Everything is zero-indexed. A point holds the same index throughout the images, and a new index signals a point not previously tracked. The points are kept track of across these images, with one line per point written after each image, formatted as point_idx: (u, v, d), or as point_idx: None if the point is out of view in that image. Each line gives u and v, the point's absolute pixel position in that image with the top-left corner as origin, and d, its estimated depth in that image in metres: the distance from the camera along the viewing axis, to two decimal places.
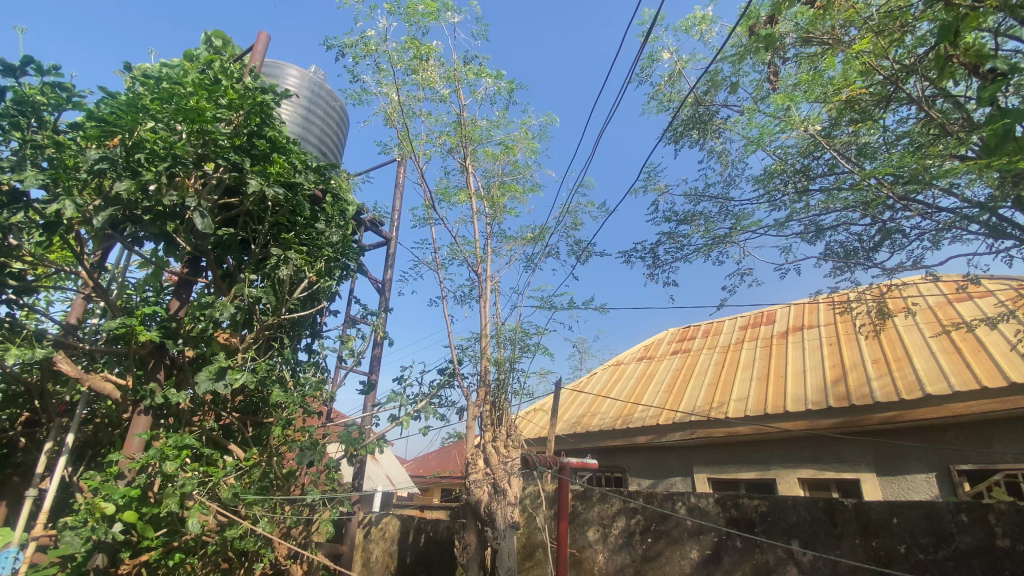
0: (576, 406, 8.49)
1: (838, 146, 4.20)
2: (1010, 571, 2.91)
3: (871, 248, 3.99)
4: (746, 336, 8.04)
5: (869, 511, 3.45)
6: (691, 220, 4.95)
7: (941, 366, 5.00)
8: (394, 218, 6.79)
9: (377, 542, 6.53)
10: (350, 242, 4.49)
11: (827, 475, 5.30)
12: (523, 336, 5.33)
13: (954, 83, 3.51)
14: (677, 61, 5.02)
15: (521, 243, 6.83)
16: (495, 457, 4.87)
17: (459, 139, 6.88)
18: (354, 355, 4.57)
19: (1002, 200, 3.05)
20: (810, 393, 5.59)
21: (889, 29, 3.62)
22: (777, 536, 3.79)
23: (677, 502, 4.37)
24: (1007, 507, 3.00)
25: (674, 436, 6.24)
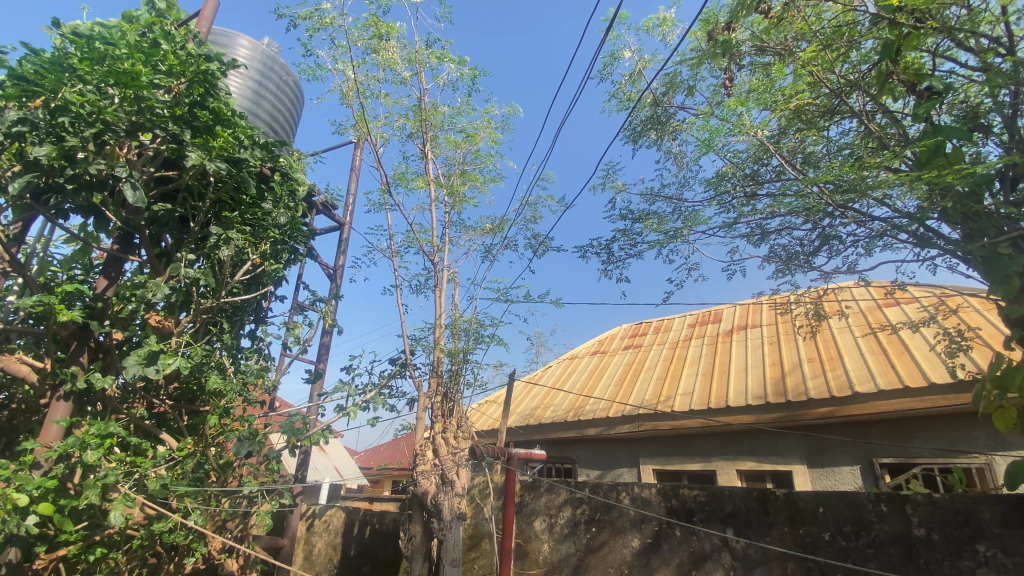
0: (530, 398, 8.57)
1: (785, 152, 4.32)
2: (922, 557, 3.16)
3: (811, 253, 4.14)
4: (694, 333, 8.32)
5: (798, 500, 3.65)
6: (645, 219, 5.02)
7: (870, 366, 5.34)
8: (348, 202, 6.58)
9: (321, 534, 6.39)
10: (299, 224, 4.33)
11: (763, 467, 5.58)
12: (478, 327, 5.31)
13: (891, 100, 3.74)
14: (638, 60, 5.05)
15: (480, 233, 6.78)
16: (445, 448, 4.84)
17: (419, 124, 6.73)
18: (300, 342, 4.45)
19: (929, 212, 3.26)
20: (751, 389, 5.85)
21: (836, 44, 3.84)
22: (713, 524, 3.95)
23: (621, 493, 4.48)
24: (922, 499, 3.24)
25: (624, 429, 6.40)
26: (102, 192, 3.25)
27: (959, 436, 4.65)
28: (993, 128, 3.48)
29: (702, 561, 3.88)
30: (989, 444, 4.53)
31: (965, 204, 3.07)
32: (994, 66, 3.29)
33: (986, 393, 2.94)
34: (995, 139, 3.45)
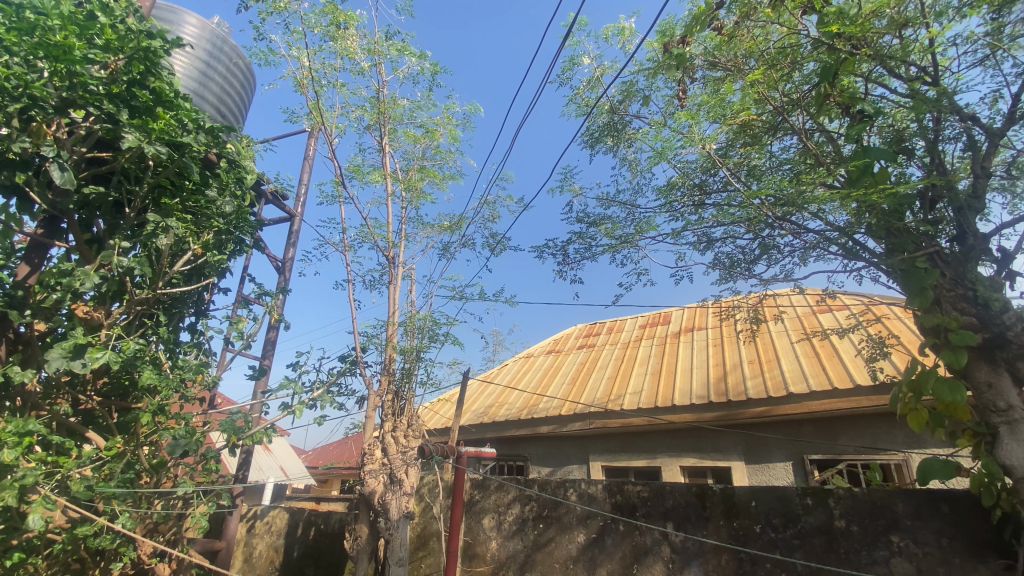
0: (484, 397, 8.58)
1: (731, 165, 4.48)
2: (843, 546, 3.40)
3: (751, 261, 4.35)
4: (645, 334, 8.58)
5: (733, 495, 3.84)
6: (600, 223, 5.11)
7: (803, 368, 5.68)
8: (300, 192, 6.38)
9: (262, 536, 6.16)
10: (245, 214, 4.16)
11: (704, 464, 5.83)
12: (432, 325, 5.28)
13: (828, 120, 3.99)
14: (598, 67, 5.14)
15: (437, 230, 6.73)
16: (394, 447, 4.80)
17: (377, 116, 6.60)
18: (244, 337, 4.32)
19: (856, 227, 3.49)
20: (695, 389, 6.10)
21: (781, 64, 4.07)
22: (655, 519, 4.10)
23: (569, 489, 4.56)
24: (844, 493, 3.48)
25: (575, 427, 6.53)
26: (26, 173, 3.03)
27: (880, 434, 5.02)
28: (916, 151, 3.75)
29: (643, 554, 4.03)
30: (906, 442, 4.91)
31: (888, 221, 3.32)
32: (920, 94, 3.57)
33: (903, 395, 3.19)
34: (917, 163, 3.73)
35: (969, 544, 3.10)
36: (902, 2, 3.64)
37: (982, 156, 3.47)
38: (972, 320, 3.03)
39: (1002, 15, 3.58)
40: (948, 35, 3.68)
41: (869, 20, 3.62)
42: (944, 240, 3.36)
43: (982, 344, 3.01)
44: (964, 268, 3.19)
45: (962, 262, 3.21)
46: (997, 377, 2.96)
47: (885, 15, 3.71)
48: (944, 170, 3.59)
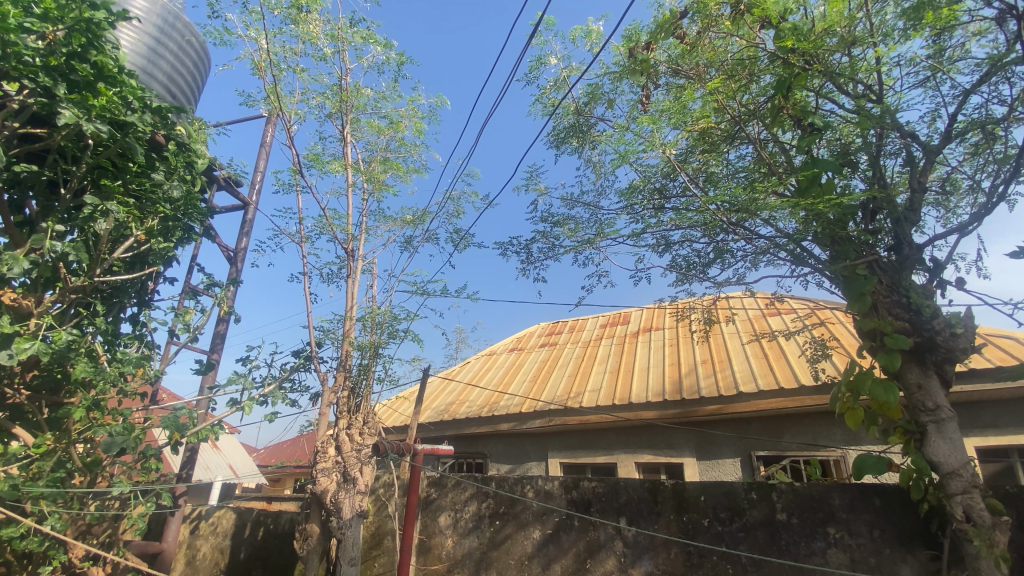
0: (445, 394, 8.52)
1: (690, 170, 4.60)
2: (784, 538, 3.57)
3: (706, 264, 4.49)
4: (605, 333, 8.74)
5: (684, 490, 3.95)
6: (563, 223, 5.14)
7: (753, 369, 5.91)
8: (256, 180, 6.15)
9: (206, 537, 5.91)
10: (195, 200, 3.97)
11: (659, 460, 5.99)
12: (391, 321, 5.20)
13: (781, 132, 4.17)
14: (564, 68, 5.17)
15: (399, 224, 6.63)
16: (348, 445, 4.72)
17: (339, 104, 6.44)
18: (190, 329, 4.23)
19: (804, 234, 3.66)
20: (651, 387, 6.24)
21: (739, 75, 4.20)
22: (608, 515, 4.18)
23: (525, 487, 4.59)
24: (786, 487, 3.64)
25: (534, 424, 6.57)
26: None
27: (821, 432, 5.29)
28: (860, 165, 3.96)
29: (597, 550, 4.11)
30: (844, 439, 5.19)
31: (833, 229, 3.49)
32: (866, 111, 3.76)
33: (842, 395, 3.36)
34: (861, 175, 3.94)
35: (898, 534, 3.31)
36: (852, 23, 3.83)
37: (919, 171, 3.69)
38: (906, 325, 3.23)
39: (943, 40, 3.83)
40: (892, 57, 3.90)
41: (821, 37, 3.80)
42: (882, 249, 3.56)
43: (913, 347, 3.22)
44: (899, 276, 3.40)
45: (898, 270, 3.42)
46: (926, 378, 3.17)
47: (836, 34, 3.90)
48: (885, 184, 3.81)
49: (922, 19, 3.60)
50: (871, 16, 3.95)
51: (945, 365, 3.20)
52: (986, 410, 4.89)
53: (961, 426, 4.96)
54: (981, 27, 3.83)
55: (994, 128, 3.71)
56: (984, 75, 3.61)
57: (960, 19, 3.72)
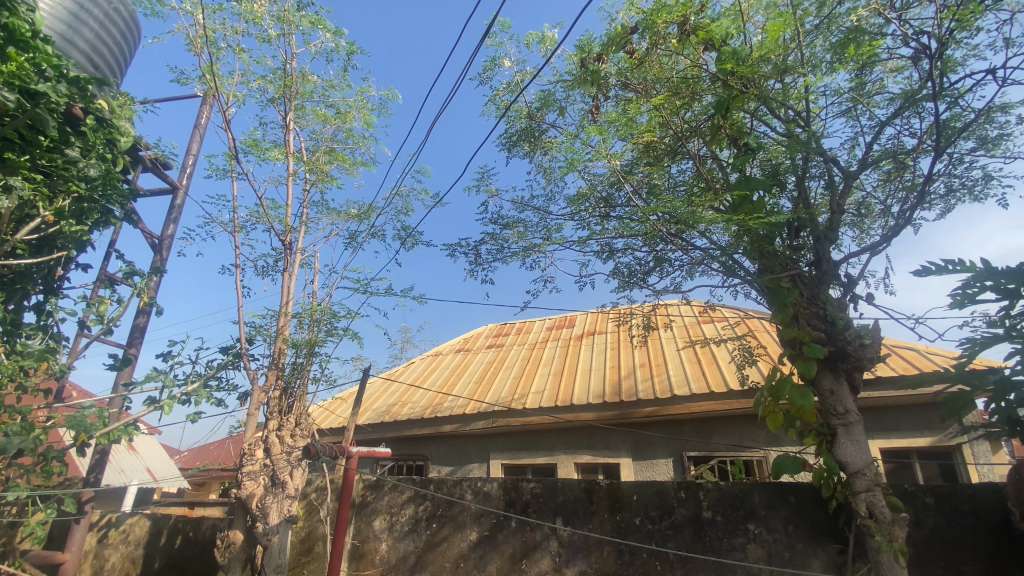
0: (387, 395, 8.33)
1: (634, 181, 4.75)
2: (708, 535, 3.75)
3: (646, 272, 4.65)
4: (551, 336, 8.87)
5: (618, 490, 4.07)
6: (512, 226, 5.16)
7: (687, 373, 6.18)
8: (187, 163, 5.78)
9: (116, 546, 5.47)
10: (116, 180, 3.68)
11: (597, 461, 6.14)
12: (329, 318, 5.04)
13: (719, 150, 4.40)
14: (518, 72, 5.21)
15: (343, 217, 6.45)
16: (278, 447, 4.56)
17: (283, 89, 6.19)
18: (104, 321, 4.01)
19: (735, 248, 3.87)
20: (592, 389, 6.39)
21: (682, 92, 4.39)
22: (545, 515, 4.24)
23: (464, 488, 4.57)
24: (712, 486, 3.83)
25: (476, 426, 6.56)
26: None
27: (747, 434, 5.61)
28: (788, 185, 4.24)
29: (532, 550, 4.16)
30: (766, 440, 5.52)
31: (761, 244, 3.71)
32: (795, 135, 4.04)
33: (765, 399, 3.58)
34: (789, 195, 4.21)
35: (810, 529, 3.56)
36: (784, 52, 4.12)
37: (839, 194, 4.00)
38: (822, 335, 3.48)
39: (864, 75, 4.17)
40: (820, 86, 4.22)
41: (758, 63, 4.07)
42: (804, 264, 3.82)
43: (827, 355, 3.48)
44: (818, 289, 3.67)
45: (817, 284, 3.69)
46: (838, 384, 3.44)
47: (771, 61, 4.17)
48: (809, 204, 4.09)
49: (846, 54, 3.92)
50: (803, 47, 4.25)
51: (854, 372, 3.48)
52: (890, 414, 5.36)
53: (869, 428, 5.41)
54: (897, 65, 4.21)
55: (903, 158, 4.11)
56: (897, 109, 3.98)
57: (879, 57, 4.09)
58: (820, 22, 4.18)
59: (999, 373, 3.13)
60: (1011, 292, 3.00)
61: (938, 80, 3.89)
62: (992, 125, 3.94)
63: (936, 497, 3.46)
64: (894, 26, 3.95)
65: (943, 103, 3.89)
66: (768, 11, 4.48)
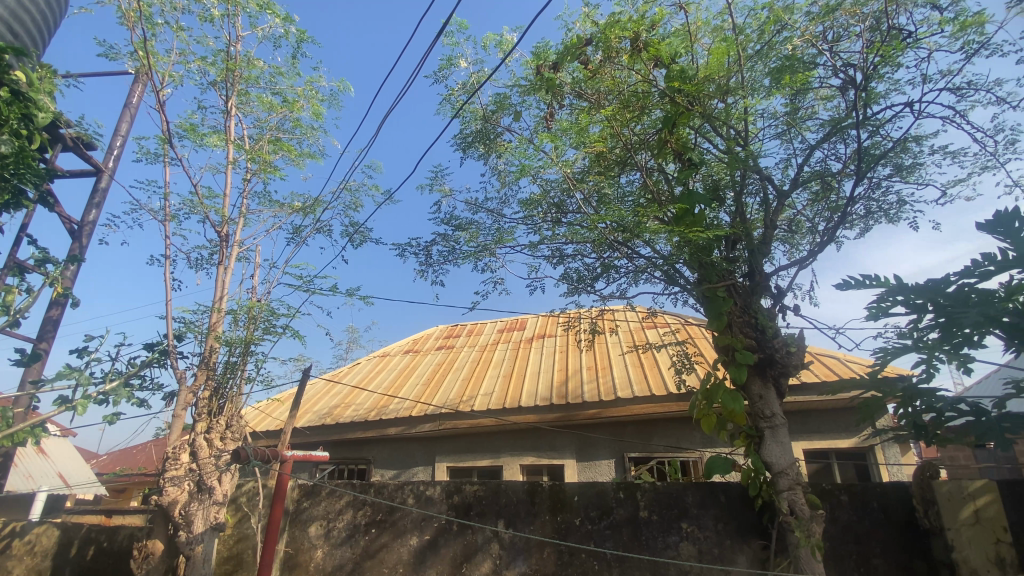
0: (330, 396, 8.07)
1: (585, 190, 4.86)
2: (644, 534, 3.88)
3: (593, 278, 4.75)
4: (502, 338, 8.90)
5: (560, 491, 4.14)
6: (464, 228, 5.14)
7: (630, 376, 6.37)
8: (114, 145, 5.38)
9: (18, 560, 5.00)
10: (30, 159, 3.39)
11: (542, 463, 6.22)
12: (266, 315, 4.85)
13: (665, 163, 4.59)
14: (474, 73, 5.19)
15: (287, 210, 6.21)
16: (206, 451, 4.34)
17: (225, 73, 5.88)
18: (11, 312, 3.67)
19: (676, 258, 4.04)
20: (539, 391, 6.45)
21: (633, 106, 4.54)
22: (487, 517, 4.24)
23: (406, 492, 4.50)
24: (649, 487, 3.97)
25: (422, 428, 6.47)
26: None
27: (684, 435, 5.86)
28: (727, 201, 4.48)
29: (473, 553, 4.15)
30: (702, 441, 5.79)
31: (700, 255, 3.89)
32: (735, 153, 4.26)
33: (700, 403, 3.74)
34: (728, 210, 4.44)
35: (738, 527, 3.75)
36: (728, 74, 4.36)
37: (773, 211, 4.27)
38: (753, 342, 3.70)
39: (797, 101, 4.47)
40: (759, 108, 4.48)
41: (704, 82, 4.27)
42: (739, 275, 4.03)
43: (758, 362, 3.69)
44: (750, 299, 3.89)
45: (750, 294, 3.91)
46: (766, 389, 3.66)
47: (715, 82, 4.39)
48: (745, 219, 4.34)
49: (782, 80, 4.20)
50: (744, 71, 4.49)
51: (781, 378, 3.71)
52: (813, 417, 5.75)
53: (794, 431, 5.77)
54: (827, 94, 4.54)
55: (830, 180, 4.43)
56: (826, 135, 4.29)
57: (812, 85, 4.39)
58: (761, 48, 4.43)
59: (906, 381, 3.43)
60: (919, 306, 3.31)
61: (863, 110, 4.22)
62: (907, 154, 4.32)
63: (850, 495, 3.74)
64: (826, 57, 4.25)
65: (866, 131, 4.23)
66: (715, 34, 4.71)
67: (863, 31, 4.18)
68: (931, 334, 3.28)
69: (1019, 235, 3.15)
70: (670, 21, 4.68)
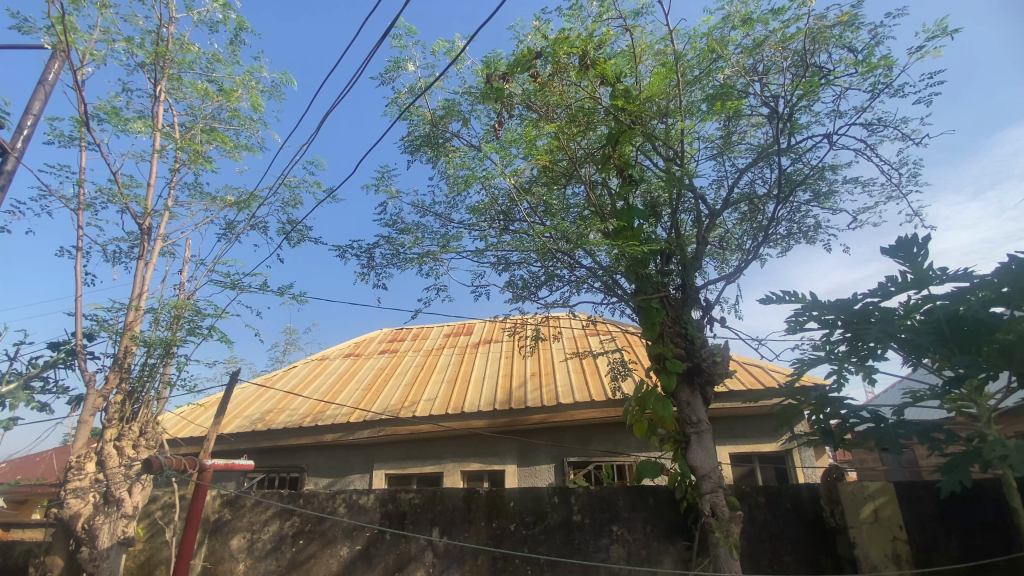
0: (262, 401, 7.71)
1: (532, 199, 4.97)
2: (577, 538, 3.99)
3: (537, 286, 4.85)
4: (448, 343, 8.86)
5: (496, 497, 4.18)
6: (409, 232, 5.10)
7: (571, 382, 6.52)
8: (24, 124, 4.93)
9: None
10: None
11: (483, 469, 6.25)
12: (190, 315, 4.62)
13: (608, 178, 4.78)
14: (422, 78, 5.18)
15: (220, 204, 5.93)
16: (115, 461, 4.15)
17: (155, 56, 5.55)
18: None
19: (615, 269, 4.22)
20: (483, 397, 6.48)
21: (579, 121, 4.70)
22: (422, 526, 4.21)
23: (338, 501, 4.38)
24: (582, 491, 4.09)
25: (360, 435, 6.31)
26: None
27: (621, 440, 6.08)
28: (664, 217, 4.73)
29: (406, 562, 4.10)
30: (637, 446, 6.02)
31: (637, 268, 4.08)
32: (672, 173, 4.51)
33: (632, 409, 3.93)
34: (665, 225, 4.69)
35: (664, 529, 3.94)
36: (667, 98, 4.61)
37: (706, 228, 4.54)
38: (682, 352, 3.92)
39: (730, 127, 4.80)
40: (695, 131, 4.75)
41: (645, 103, 4.49)
42: (672, 288, 4.25)
43: (686, 370, 3.91)
44: (682, 310, 4.11)
45: (682, 305, 4.14)
46: (693, 397, 3.87)
47: (656, 104, 4.63)
48: (680, 234, 4.59)
49: (716, 106, 4.49)
50: (684, 96, 4.76)
51: (707, 386, 3.95)
52: (738, 423, 6.13)
53: (721, 436, 6.13)
54: (756, 122, 4.90)
55: (757, 202, 4.77)
56: (754, 160, 4.63)
57: (743, 112, 4.72)
58: (699, 75, 4.71)
59: (819, 390, 3.74)
60: (830, 322, 3.63)
61: (786, 139, 4.58)
62: (824, 182, 4.74)
63: (767, 496, 4.02)
64: (755, 87, 4.59)
65: (788, 158, 4.60)
66: (658, 58, 4.96)
67: (788, 66, 4.55)
68: (840, 347, 3.61)
69: (916, 258, 3.54)
70: (617, 42, 4.89)
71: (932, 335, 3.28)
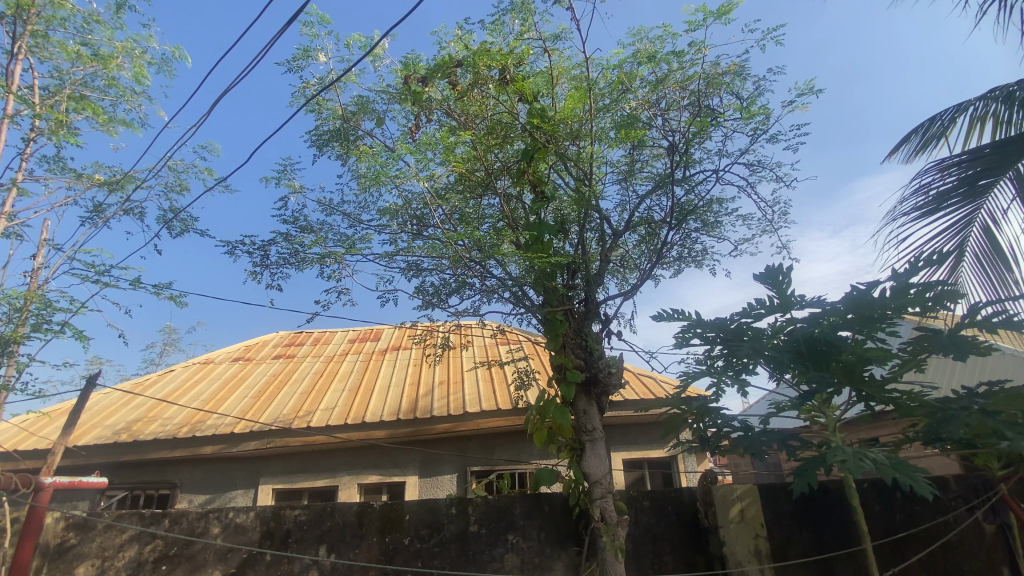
0: (128, 409, 6.85)
1: (447, 206, 4.97)
2: (472, 548, 4.01)
3: (448, 293, 4.84)
4: (352, 348, 8.52)
5: (391, 511, 4.08)
6: (314, 230, 4.86)
7: (476, 391, 6.56)
8: None
9: None
10: None
11: (382, 480, 6.06)
12: (38, 308, 4.02)
13: (522, 193, 4.93)
14: (333, 71, 4.99)
15: (88, 183, 5.24)
16: None
17: (14, 7, 4.81)
18: None
19: (524, 280, 4.34)
20: (387, 406, 6.32)
21: (496, 134, 4.79)
22: (307, 545, 3.98)
23: (210, 520, 4.01)
24: (480, 501, 4.12)
25: (245, 446, 5.83)
26: None
27: (523, 449, 6.21)
28: (572, 233, 4.96)
29: None
30: (537, 455, 6.18)
31: (544, 280, 4.23)
32: (581, 192, 4.76)
33: (533, 418, 4.06)
34: (573, 241, 4.92)
35: (558, 535, 4.09)
36: (579, 121, 4.88)
37: (609, 246, 4.84)
38: (582, 363, 4.12)
39: (634, 155, 5.16)
40: (603, 155, 5.06)
41: (559, 123, 4.70)
42: (577, 301, 4.47)
43: (584, 381, 4.12)
44: (583, 324, 4.33)
45: (584, 319, 4.36)
46: (590, 406, 4.08)
47: (568, 126, 4.88)
48: (586, 251, 4.85)
49: (622, 134, 4.81)
50: (595, 120, 5.04)
51: (603, 396, 4.18)
52: (631, 430, 6.54)
53: (616, 444, 6.50)
54: (657, 152, 5.32)
55: (654, 226, 5.15)
56: (654, 187, 5.01)
57: (646, 142, 5.11)
58: (609, 102, 5.01)
59: (701, 400, 4.12)
60: (711, 339, 4.02)
61: (682, 170, 5.02)
62: (712, 213, 5.26)
63: (651, 500, 4.33)
64: (658, 121, 5.00)
65: (683, 188, 5.05)
66: (573, 82, 5.22)
67: (685, 105, 5.01)
68: (719, 361, 4.00)
69: (781, 285, 4.04)
70: (536, 62, 5.08)
71: (792, 353, 3.75)
